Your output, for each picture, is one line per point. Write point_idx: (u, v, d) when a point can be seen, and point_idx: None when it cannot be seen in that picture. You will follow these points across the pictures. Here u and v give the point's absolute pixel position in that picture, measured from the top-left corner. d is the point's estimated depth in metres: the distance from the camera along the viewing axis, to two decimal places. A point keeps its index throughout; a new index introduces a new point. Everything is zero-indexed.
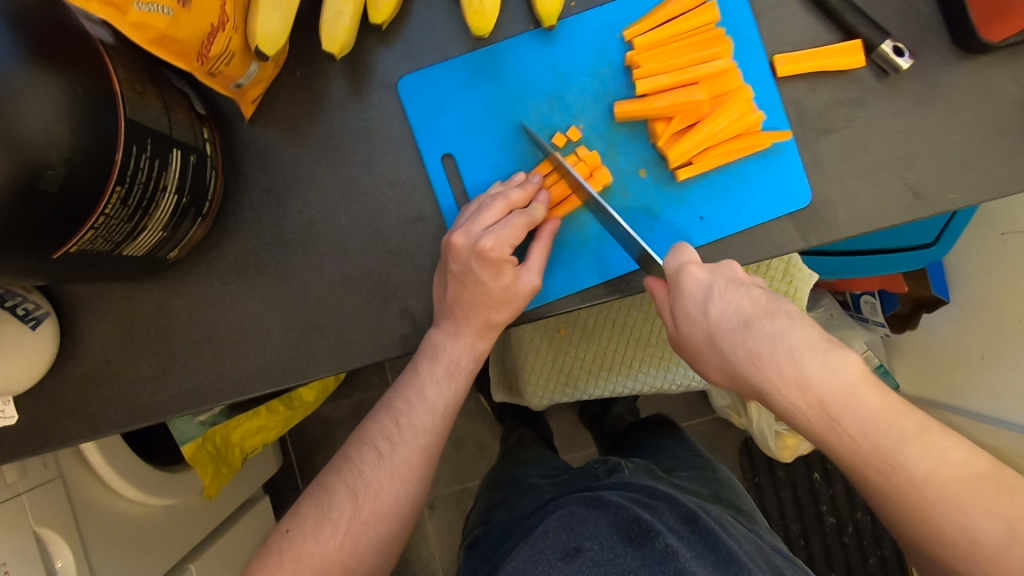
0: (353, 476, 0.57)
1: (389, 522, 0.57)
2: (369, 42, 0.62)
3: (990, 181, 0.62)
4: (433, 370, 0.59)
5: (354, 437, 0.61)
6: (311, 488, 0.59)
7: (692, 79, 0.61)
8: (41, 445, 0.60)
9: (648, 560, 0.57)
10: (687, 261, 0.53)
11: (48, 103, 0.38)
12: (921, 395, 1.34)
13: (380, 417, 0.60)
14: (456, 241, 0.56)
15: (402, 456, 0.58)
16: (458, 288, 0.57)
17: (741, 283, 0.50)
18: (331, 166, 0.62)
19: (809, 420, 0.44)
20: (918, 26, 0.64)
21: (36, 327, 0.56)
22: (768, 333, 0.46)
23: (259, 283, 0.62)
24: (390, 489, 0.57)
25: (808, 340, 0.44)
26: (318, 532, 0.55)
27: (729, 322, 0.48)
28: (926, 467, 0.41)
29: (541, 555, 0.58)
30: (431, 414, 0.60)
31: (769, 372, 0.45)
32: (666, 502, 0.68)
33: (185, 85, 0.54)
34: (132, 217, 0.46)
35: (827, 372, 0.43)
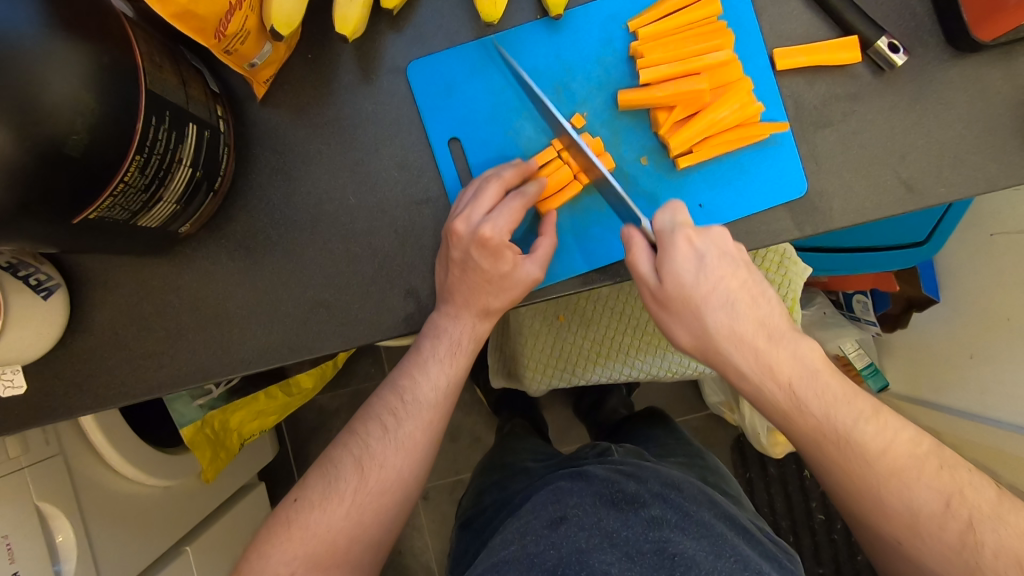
0: (359, 449, 0.59)
1: (393, 494, 0.58)
2: (380, 27, 0.64)
3: (979, 176, 0.64)
4: (436, 348, 0.61)
5: (360, 413, 0.62)
6: (319, 459, 0.61)
7: (695, 69, 0.62)
8: (49, 416, 0.61)
9: (631, 522, 0.59)
10: (682, 226, 0.55)
11: (73, 70, 0.39)
12: (909, 393, 1.36)
13: (386, 393, 0.62)
14: (457, 229, 0.58)
15: (406, 430, 0.59)
16: (459, 275, 0.58)
17: (731, 258, 0.55)
18: (340, 148, 0.63)
19: (770, 389, 0.54)
20: (912, 25, 0.66)
21: (48, 298, 0.57)
22: (749, 316, 0.54)
23: (267, 261, 0.63)
24: (395, 463, 0.58)
25: (779, 325, 0.54)
26: (325, 501, 0.57)
27: (715, 295, 0.54)
28: (881, 445, 0.52)
29: (530, 526, 0.61)
30: (434, 391, 0.61)
31: (745, 350, 0.54)
32: (650, 472, 0.70)
33: (200, 63, 0.55)
34: (149, 187, 0.47)
35: (793, 357, 0.53)
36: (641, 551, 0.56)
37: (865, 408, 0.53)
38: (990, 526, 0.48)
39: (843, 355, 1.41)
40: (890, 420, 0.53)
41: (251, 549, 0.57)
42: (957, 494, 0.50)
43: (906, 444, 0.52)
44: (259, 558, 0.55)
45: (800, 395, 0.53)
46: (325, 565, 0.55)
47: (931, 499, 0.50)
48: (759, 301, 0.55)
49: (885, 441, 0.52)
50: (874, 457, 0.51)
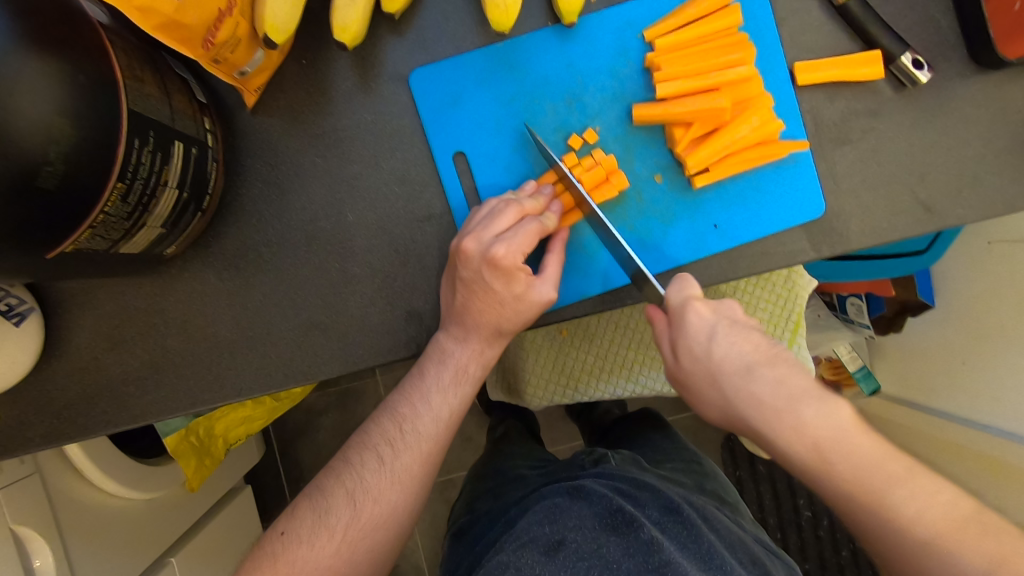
0: (353, 481, 0.56)
1: (387, 530, 0.55)
2: (380, 31, 0.60)
3: (998, 197, 0.63)
4: (439, 376, 0.58)
5: (354, 442, 0.59)
6: (309, 489, 0.58)
7: (714, 84, 0.59)
8: (21, 446, 0.57)
9: (631, 549, 0.57)
10: (690, 296, 0.53)
11: (46, 91, 0.35)
12: (900, 395, 1.37)
13: (384, 421, 0.59)
14: (466, 247, 0.55)
15: (404, 463, 0.57)
16: (467, 295, 0.56)
17: (742, 326, 0.52)
18: (337, 160, 0.59)
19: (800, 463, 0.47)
20: (935, 39, 0.63)
21: (19, 323, 0.53)
22: (768, 381, 0.49)
23: (258, 279, 0.59)
24: (391, 497, 0.55)
25: (805, 390, 0.48)
26: (314, 537, 0.53)
27: (731, 365, 0.51)
28: (914, 508, 0.43)
29: (525, 550, 0.58)
30: (435, 422, 0.58)
31: (767, 419, 0.48)
32: (648, 492, 0.68)
33: (185, 71, 0.51)
34: (132, 214, 0.43)
35: (821, 421, 0.46)
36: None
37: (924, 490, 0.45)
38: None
39: (836, 358, 1.45)
40: (926, 482, 0.44)
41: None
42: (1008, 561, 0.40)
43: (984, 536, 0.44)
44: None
45: (834, 466, 0.45)
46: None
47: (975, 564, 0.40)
48: (777, 364, 0.50)
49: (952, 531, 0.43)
50: (911, 522, 0.43)
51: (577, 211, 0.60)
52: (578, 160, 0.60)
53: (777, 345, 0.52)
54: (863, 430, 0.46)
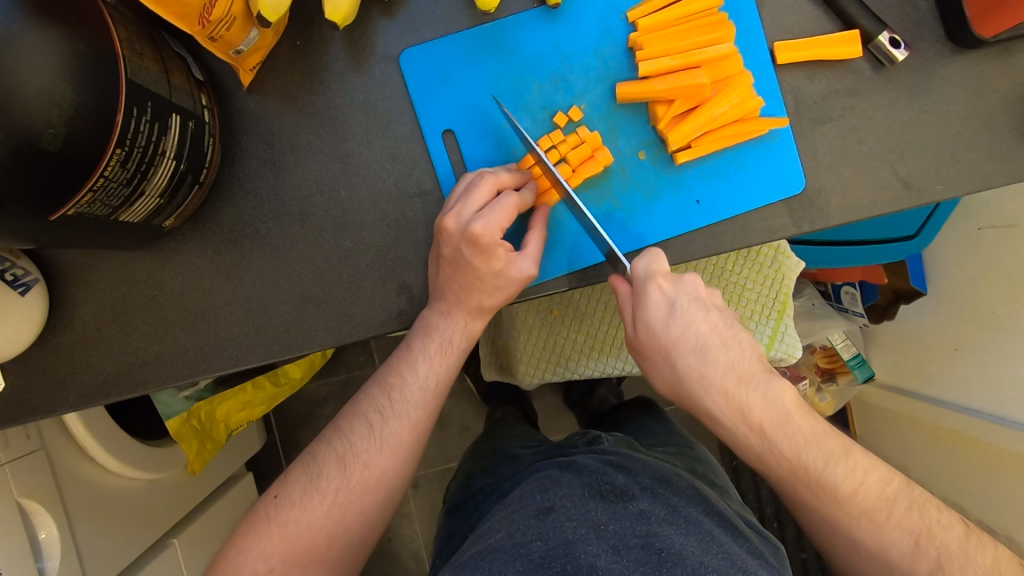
0: (343, 447, 0.58)
1: (376, 494, 0.57)
2: (372, 13, 0.62)
3: (976, 174, 0.64)
4: (426, 346, 0.60)
5: (345, 410, 0.61)
6: (301, 456, 0.60)
7: (695, 63, 0.61)
8: (27, 414, 0.59)
9: (619, 516, 0.58)
10: (655, 272, 0.57)
11: (49, 59, 0.37)
12: (895, 383, 1.39)
13: (373, 390, 0.61)
14: (448, 225, 0.56)
15: (392, 430, 0.58)
16: (451, 272, 0.57)
17: (702, 304, 0.57)
18: (330, 139, 0.62)
19: (742, 433, 0.56)
20: (913, 19, 0.65)
21: (26, 293, 0.55)
22: (721, 359, 0.56)
23: (255, 254, 0.61)
24: (380, 462, 0.57)
25: (752, 370, 0.56)
26: (306, 500, 0.55)
27: (688, 343, 0.56)
28: (850, 486, 0.54)
29: (515, 515, 0.60)
30: (423, 390, 0.60)
31: (716, 396, 0.56)
32: (639, 463, 0.69)
33: (182, 50, 0.53)
34: (131, 181, 0.45)
35: (764, 402, 0.55)
36: (628, 545, 0.55)
37: (835, 450, 0.55)
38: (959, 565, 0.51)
39: (830, 346, 1.41)
40: (859, 461, 0.55)
41: (228, 545, 0.56)
42: (925, 532, 0.52)
43: (876, 484, 0.54)
44: (237, 554, 0.54)
45: (771, 438, 0.55)
46: (305, 564, 0.54)
47: (902, 539, 0.53)
48: (732, 346, 0.57)
49: (854, 482, 0.54)
50: (845, 498, 0.54)
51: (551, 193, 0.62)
52: (564, 137, 0.62)
53: (733, 325, 0.58)
54: (798, 408, 0.56)
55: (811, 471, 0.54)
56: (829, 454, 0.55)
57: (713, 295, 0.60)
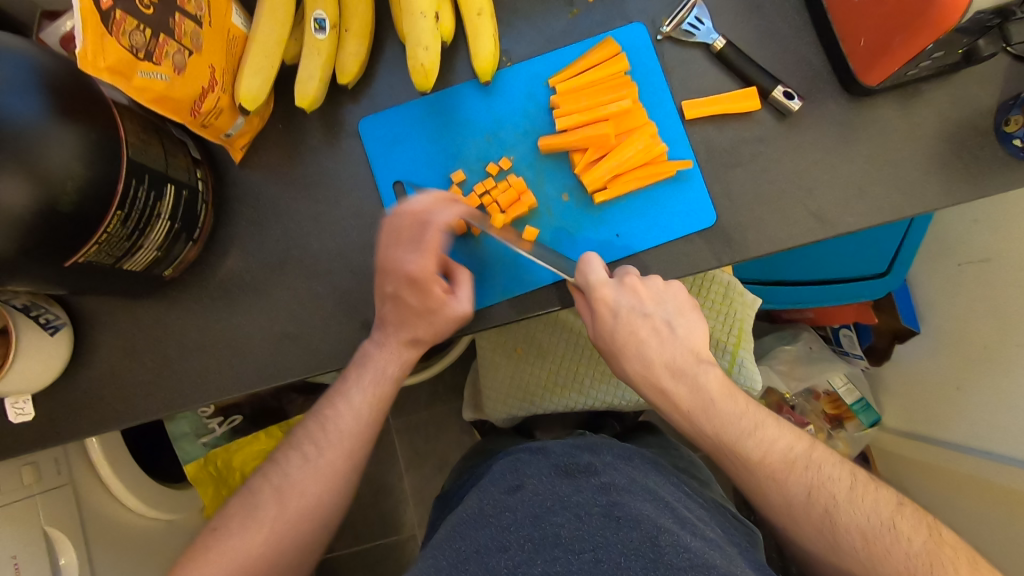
0: (280, 477, 0.65)
1: (312, 519, 0.65)
2: (340, 99, 0.75)
3: (884, 206, 0.71)
4: (353, 376, 0.68)
5: (286, 441, 0.69)
6: (241, 491, 0.67)
7: (604, 116, 0.71)
8: (53, 438, 0.71)
9: (582, 489, 0.62)
10: (597, 284, 0.64)
11: (66, 144, 0.49)
12: (904, 429, 1.32)
13: (310, 424, 0.69)
14: (389, 265, 0.66)
15: (327, 459, 0.67)
16: (393, 306, 0.66)
17: (642, 311, 0.64)
18: (307, 201, 0.74)
19: (677, 412, 0.66)
20: (811, 74, 0.73)
21: (55, 334, 0.67)
22: (660, 351, 0.65)
23: (242, 299, 0.72)
24: (314, 489, 0.65)
25: (684, 361, 0.65)
26: (244, 530, 0.63)
27: (633, 341, 0.65)
28: (762, 453, 0.63)
29: (490, 494, 0.65)
30: (354, 419, 0.68)
31: (662, 384, 0.65)
32: (605, 446, 0.74)
33: (184, 135, 0.67)
34: (131, 236, 0.57)
35: (693, 389, 0.64)
36: (590, 512, 0.58)
37: (749, 426, 0.64)
38: (845, 511, 0.61)
39: (832, 391, 1.38)
40: (770, 433, 0.64)
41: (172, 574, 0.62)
42: (818, 487, 0.62)
43: (784, 450, 0.64)
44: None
45: (700, 419, 0.64)
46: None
47: (800, 492, 0.62)
48: (669, 341, 0.65)
49: (766, 450, 0.63)
50: (756, 464, 0.63)
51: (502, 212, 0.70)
52: (495, 184, 0.72)
53: (671, 321, 0.65)
54: (725, 390, 0.65)
55: (733, 443, 0.63)
56: (745, 428, 0.64)
57: (655, 283, 0.66)
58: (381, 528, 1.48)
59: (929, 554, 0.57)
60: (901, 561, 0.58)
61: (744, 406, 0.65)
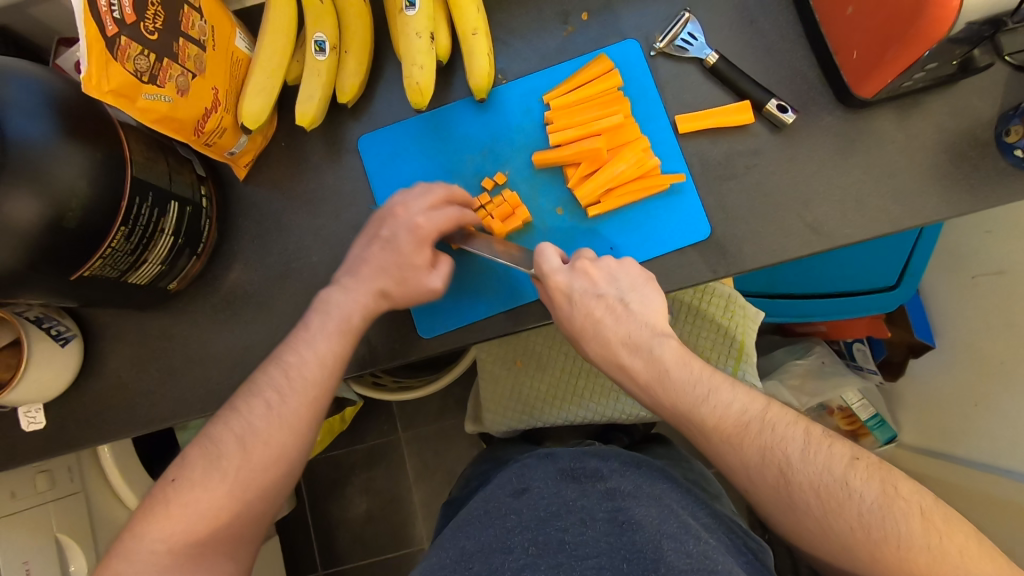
0: (241, 425, 0.62)
1: (277, 469, 0.62)
2: (341, 117, 0.77)
3: (882, 217, 0.70)
4: (312, 327, 0.66)
5: (243, 389, 0.65)
6: (198, 438, 0.63)
7: (596, 131, 0.72)
8: (63, 446, 0.73)
9: (588, 494, 0.63)
10: (550, 268, 0.64)
11: (72, 163, 0.52)
12: (925, 446, 1.27)
13: (271, 370, 0.65)
14: (397, 212, 0.68)
15: (289, 407, 0.63)
16: (381, 249, 0.68)
17: (594, 290, 0.64)
18: (307, 216, 0.76)
19: (636, 384, 0.64)
20: (806, 87, 0.73)
21: (66, 345, 0.70)
22: (614, 326, 0.64)
23: (245, 311, 0.74)
24: (278, 439, 0.62)
25: (638, 331, 0.63)
26: (207, 480, 0.60)
27: (587, 319, 0.64)
28: (715, 418, 0.60)
29: (496, 497, 0.65)
30: (319, 366, 0.65)
31: (619, 360, 0.64)
32: (613, 451, 0.74)
33: (190, 153, 0.70)
34: (134, 250, 0.60)
35: (647, 361, 0.63)
36: (594, 518, 0.59)
37: (702, 391, 0.61)
38: (799, 469, 0.57)
39: (847, 407, 1.35)
40: (722, 397, 0.61)
41: (127, 528, 0.60)
42: (774, 449, 0.58)
43: (738, 411, 0.60)
44: (135, 537, 0.58)
45: (656, 391, 0.63)
46: (203, 541, 0.59)
47: (754, 454, 0.59)
48: (624, 314, 0.64)
49: (720, 415, 0.60)
50: (711, 430, 0.60)
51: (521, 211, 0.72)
52: (490, 198, 0.73)
53: (623, 294, 0.64)
54: (680, 357, 0.63)
55: (686, 411, 0.61)
56: (700, 394, 0.61)
57: (607, 264, 0.66)
58: (389, 541, 1.48)
59: (884, 509, 0.54)
60: (855, 518, 0.54)
61: (700, 370, 0.62)
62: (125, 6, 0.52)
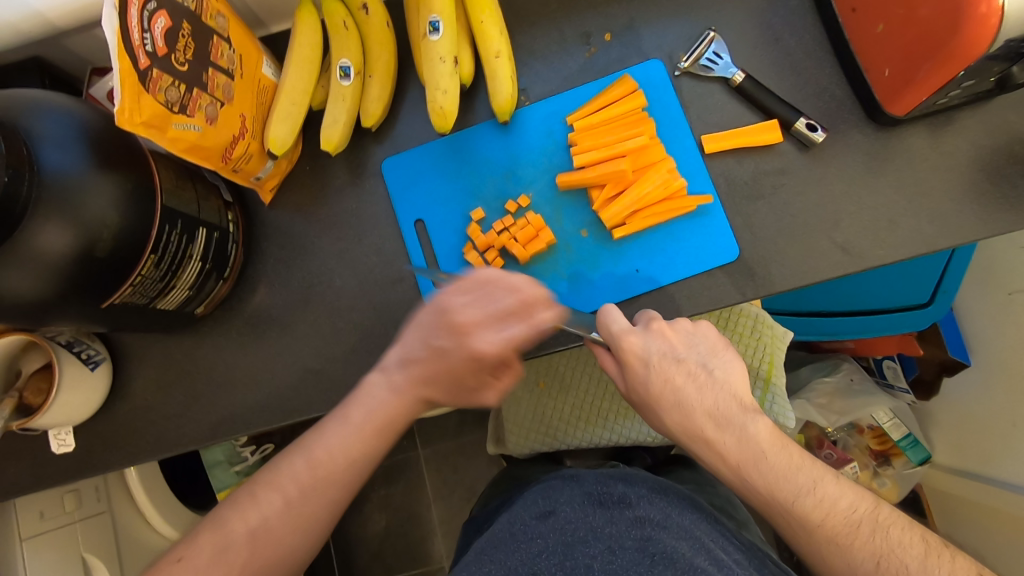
0: (257, 519, 0.55)
1: (284, 566, 0.56)
2: (364, 141, 0.77)
3: (916, 238, 0.68)
4: (350, 421, 0.59)
5: (264, 474, 0.58)
6: (208, 519, 0.56)
7: (620, 152, 0.71)
8: (91, 469, 0.74)
9: (615, 521, 0.61)
10: (623, 331, 0.61)
11: (105, 193, 0.52)
12: (959, 466, 1.22)
13: (296, 459, 0.58)
14: (462, 316, 0.59)
15: (309, 506, 0.57)
16: (430, 359, 0.60)
17: (674, 357, 0.60)
18: (331, 239, 0.76)
19: (723, 470, 0.58)
20: (834, 105, 0.72)
21: (95, 368, 0.71)
22: (697, 400, 0.59)
23: (269, 335, 0.75)
24: (289, 539, 0.56)
25: (726, 409, 0.58)
26: (210, 573, 0.53)
27: (667, 391, 0.59)
28: (818, 514, 0.54)
29: (521, 521, 0.64)
30: (346, 464, 0.58)
31: (702, 439, 0.58)
32: (639, 476, 0.73)
33: (217, 179, 0.70)
34: (163, 277, 0.60)
35: (738, 442, 0.56)
36: (623, 547, 0.57)
37: (803, 481, 0.55)
38: None
39: (878, 426, 1.30)
40: (827, 491, 0.55)
41: None
42: (888, 555, 0.52)
43: (844, 509, 0.54)
44: None
45: (747, 477, 0.56)
46: None
47: (866, 561, 0.52)
48: (707, 387, 0.59)
49: (822, 511, 0.54)
50: (813, 526, 0.54)
51: (545, 234, 0.71)
52: (513, 221, 0.73)
53: (706, 364, 0.60)
54: (774, 443, 0.56)
55: (785, 504, 0.55)
56: (798, 485, 0.55)
57: (685, 326, 0.63)
58: (409, 560, 1.47)
59: None
60: None
61: (798, 459, 0.56)
62: (158, 38, 0.53)
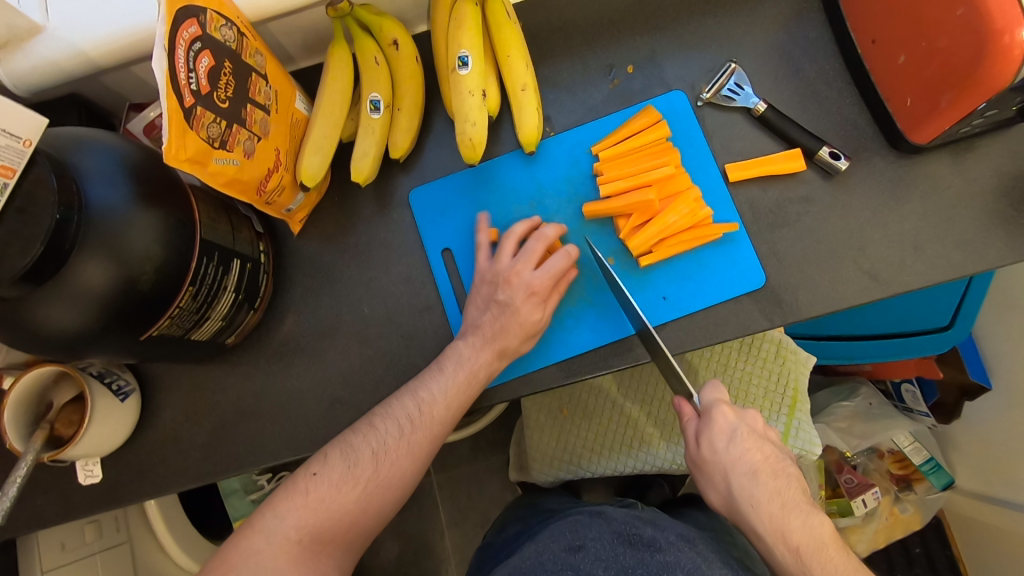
0: (376, 441, 0.64)
1: (393, 492, 0.64)
2: (391, 171, 0.79)
3: (942, 263, 0.69)
4: (445, 371, 0.67)
5: (377, 410, 0.67)
6: (337, 439, 0.66)
7: (646, 181, 0.72)
8: (117, 500, 0.73)
9: (645, 561, 0.60)
10: (720, 401, 0.64)
11: (150, 227, 0.53)
12: (982, 492, 1.20)
13: (405, 399, 0.67)
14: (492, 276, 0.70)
15: (417, 437, 0.65)
16: (498, 313, 0.69)
17: (758, 436, 0.63)
18: (359, 268, 0.77)
19: (778, 551, 0.57)
20: (856, 133, 0.73)
21: (125, 399, 0.71)
22: (769, 483, 0.60)
23: (296, 364, 0.75)
24: (401, 464, 0.64)
25: (796, 499, 0.59)
26: (341, 483, 0.62)
27: (744, 465, 0.61)
28: None
29: (549, 551, 0.63)
30: (447, 405, 0.66)
31: (763, 514, 0.58)
32: (666, 522, 0.72)
33: (249, 211, 0.72)
34: (199, 308, 0.61)
35: (803, 528, 0.57)
36: None
37: None
38: None
39: (898, 450, 1.27)
40: None
41: (264, 505, 0.62)
42: None
43: None
44: (272, 516, 0.60)
45: (807, 563, 0.56)
46: (323, 539, 0.60)
47: None
48: (782, 475, 0.60)
49: None
50: None
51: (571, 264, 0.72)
52: None
53: (783, 460, 0.62)
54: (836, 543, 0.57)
55: None
56: None
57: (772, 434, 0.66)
58: None
59: None
60: None
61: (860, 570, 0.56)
62: (202, 78, 0.54)
